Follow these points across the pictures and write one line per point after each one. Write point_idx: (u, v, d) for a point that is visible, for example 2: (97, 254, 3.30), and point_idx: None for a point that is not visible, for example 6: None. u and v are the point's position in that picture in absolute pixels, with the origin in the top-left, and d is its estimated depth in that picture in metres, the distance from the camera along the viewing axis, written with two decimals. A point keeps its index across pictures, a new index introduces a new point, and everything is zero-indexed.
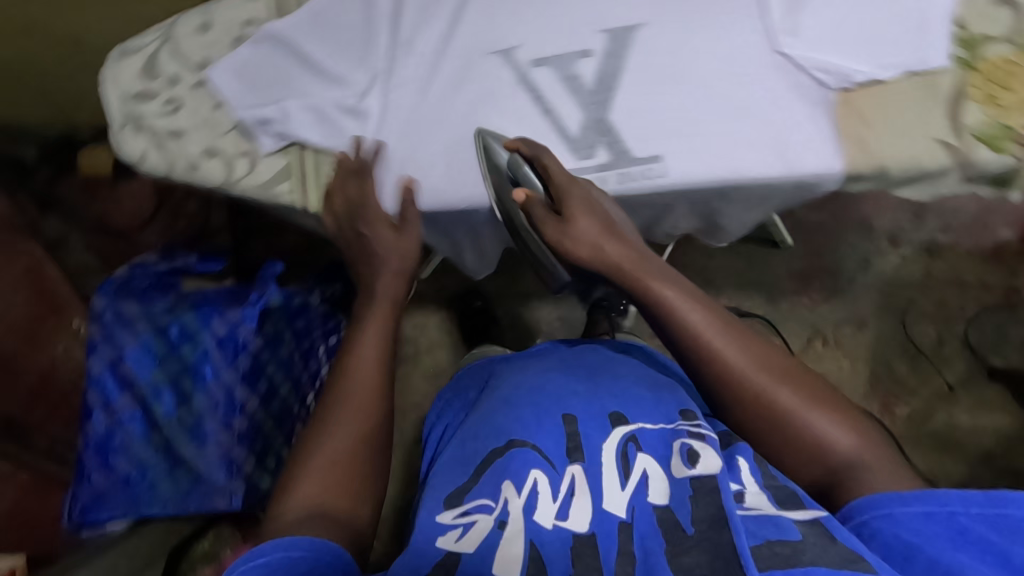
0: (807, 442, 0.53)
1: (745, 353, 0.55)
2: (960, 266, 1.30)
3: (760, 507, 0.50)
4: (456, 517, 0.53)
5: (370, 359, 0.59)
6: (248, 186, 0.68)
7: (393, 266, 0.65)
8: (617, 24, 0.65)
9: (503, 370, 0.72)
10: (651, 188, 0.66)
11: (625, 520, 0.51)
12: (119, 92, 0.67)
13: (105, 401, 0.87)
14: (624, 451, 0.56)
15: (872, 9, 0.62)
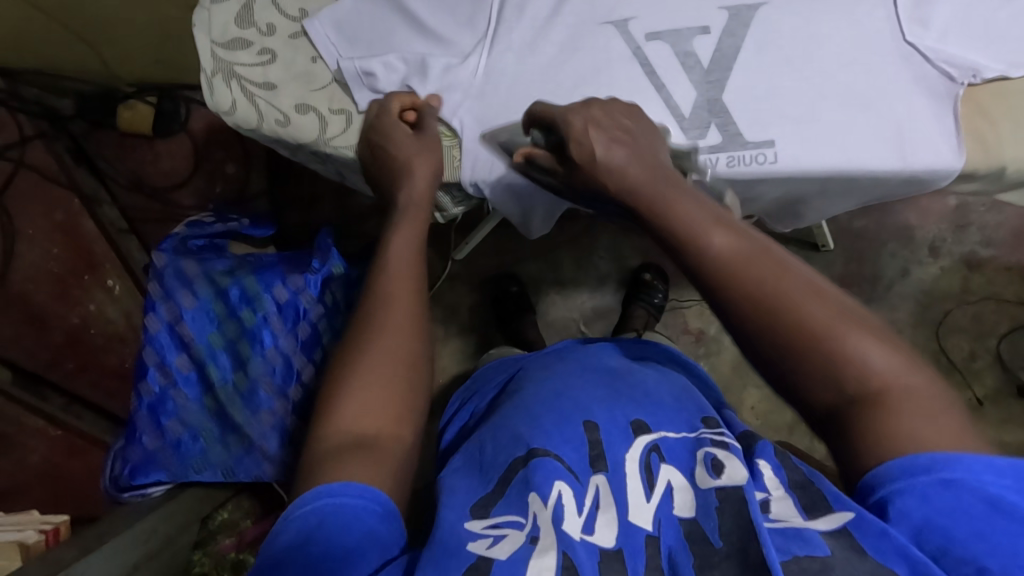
0: (826, 357, 0.40)
1: (764, 266, 0.42)
2: (998, 282, 1.31)
3: (786, 519, 0.39)
4: (486, 527, 0.43)
5: (410, 279, 0.54)
6: (341, 145, 0.65)
7: (422, 191, 0.58)
8: (739, 2, 0.63)
9: (522, 371, 0.64)
10: (762, 174, 0.63)
11: (651, 534, 0.42)
12: (210, 39, 0.64)
13: (160, 360, 0.85)
14: (647, 462, 0.47)
15: (1000, 8, 0.61)
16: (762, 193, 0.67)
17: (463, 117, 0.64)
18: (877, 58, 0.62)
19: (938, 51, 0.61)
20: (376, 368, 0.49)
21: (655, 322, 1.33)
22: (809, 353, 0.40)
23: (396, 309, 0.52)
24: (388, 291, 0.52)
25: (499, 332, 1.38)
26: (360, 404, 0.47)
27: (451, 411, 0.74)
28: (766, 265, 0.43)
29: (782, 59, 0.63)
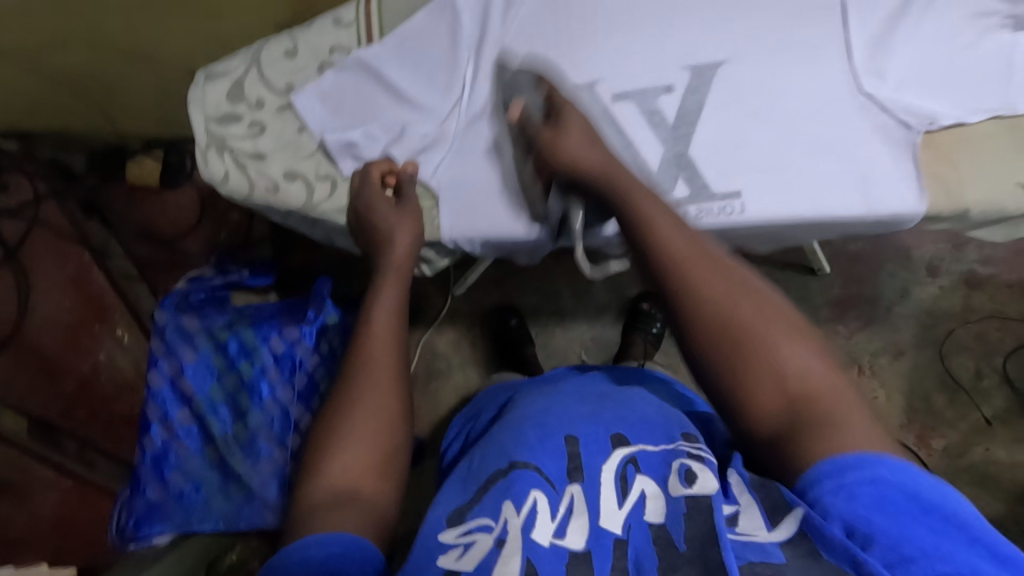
0: (764, 359, 0.43)
1: (704, 264, 0.46)
2: (999, 299, 1.30)
3: (750, 532, 0.39)
4: (457, 537, 0.45)
5: (390, 337, 0.56)
6: (327, 209, 0.68)
7: (399, 252, 0.61)
8: (704, 60, 0.65)
9: (522, 395, 0.65)
10: (728, 224, 0.65)
11: (621, 538, 0.43)
12: (205, 115, 0.69)
13: (163, 415, 0.87)
14: (623, 472, 0.47)
15: (956, 55, 0.63)
16: (737, 243, 0.69)
17: (444, 178, 0.67)
18: (841, 108, 0.64)
19: (895, 101, 0.63)
20: (358, 426, 0.50)
21: (654, 351, 1.34)
22: (747, 356, 0.43)
23: (379, 363, 0.55)
24: (369, 349, 0.55)
25: (502, 365, 1.40)
26: (352, 458, 0.49)
27: (452, 435, 0.75)
28: (713, 270, 0.46)
29: (747, 114, 0.65)
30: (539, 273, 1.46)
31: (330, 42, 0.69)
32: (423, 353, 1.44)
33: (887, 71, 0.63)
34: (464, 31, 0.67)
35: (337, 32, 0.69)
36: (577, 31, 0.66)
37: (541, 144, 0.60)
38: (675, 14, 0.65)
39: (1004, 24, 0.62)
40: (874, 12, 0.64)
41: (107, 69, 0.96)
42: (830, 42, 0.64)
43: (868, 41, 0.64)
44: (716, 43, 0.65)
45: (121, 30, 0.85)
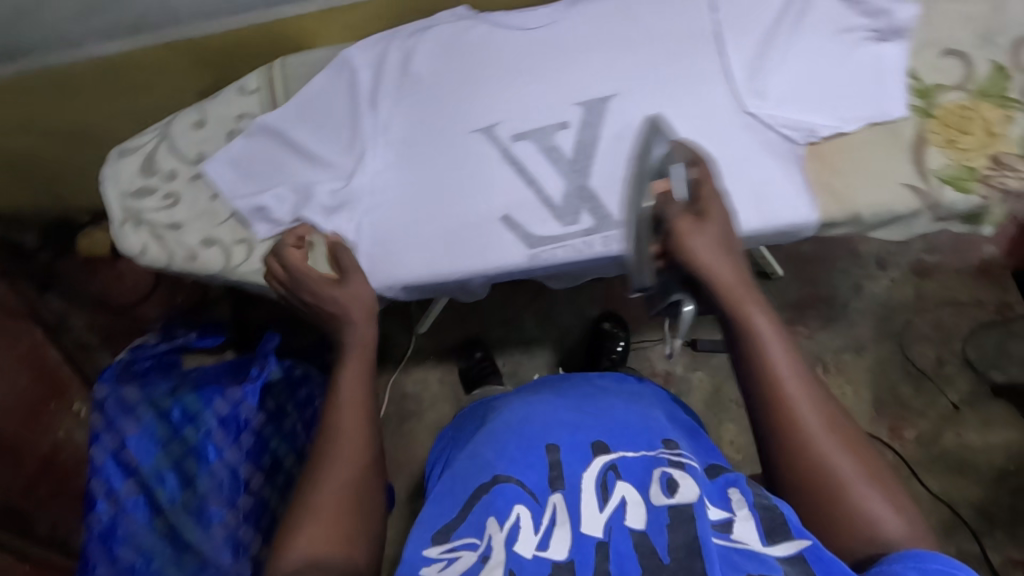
0: (847, 512, 0.46)
1: (815, 409, 0.49)
2: (951, 286, 1.33)
3: (745, 541, 0.44)
4: (442, 552, 0.50)
5: (354, 417, 0.55)
6: (246, 271, 0.70)
7: (359, 318, 0.61)
8: (593, 95, 0.68)
9: (500, 403, 0.67)
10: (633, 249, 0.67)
11: (601, 540, 0.46)
12: (120, 191, 0.71)
13: (108, 488, 0.86)
14: (604, 480, 0.51)
15: (829, 70, 0.66)
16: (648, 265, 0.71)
17: (357, 232, 0.69)
18: (729, 127, 0.66)
19: (778, 118, 0.66)
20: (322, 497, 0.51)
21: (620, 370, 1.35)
22: (826, 487, 0.47)
23: (348, 445, 0.54)
24: (338, 426, 0.54)
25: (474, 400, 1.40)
26: (313, 536, 0.49)
27: (433, 462, 0.73)
28: (811, 399, 0.50)
29: (640, 142, 0.67)
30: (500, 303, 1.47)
31: (236, 110, 0.71)
32: (394, 395, 1.44)
33: (767, 88, 0.66)
34: (362, 89, 0.69)
35: (242, 100, 0.71)
36: (470, 78, 0.68)
37: (673, 230, 0.57)
38: (563, 53, 0.68)
39: (869, 36, 0.66)
40: (747, 34, 0.66)
41: (45, 149, 0.99)
42: (710, 63, 0.67)
43: (745, 62, 0.66)
44: (604, 78, 0.68)
45: (52, 113, 0.88)
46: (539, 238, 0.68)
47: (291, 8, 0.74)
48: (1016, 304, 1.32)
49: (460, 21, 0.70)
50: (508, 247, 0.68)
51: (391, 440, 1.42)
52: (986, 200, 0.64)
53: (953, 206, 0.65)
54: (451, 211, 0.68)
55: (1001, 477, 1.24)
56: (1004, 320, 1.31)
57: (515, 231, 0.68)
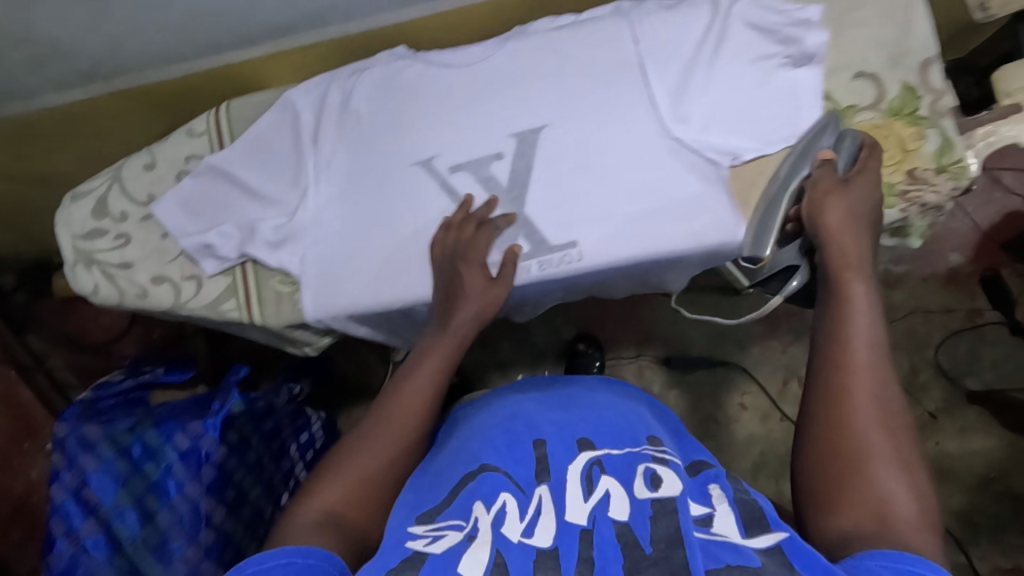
0: (857, 467, 0.48)
1: (876, 371, 0.51)
2: (919, 294, 1.37)
3: (724, 534, 0.45)
4: (428, 529, 0.48)
5: (422, 400, 0.60)
6: (196, 306, 0.72)
7: (469, 311, 0.66)
8: (525, 126, 0.70)
9: (467, 412, 0.69)
10: (570, 272, 0.70)
11: (585, 528, 0.47)
12: (72, 234, 0.73)
13: (68, 528, 0.86)
14: (588, 473, 0.54)
15: (749, 95, 0.69)
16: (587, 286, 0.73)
17: (301, 266, 0.71)
18: (655, 153, 0.69)
19: (702, 143, 0.68)
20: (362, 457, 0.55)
21: None
22: (846, 447, 0.49)
23: (404, 417, 0.59)
24: (399, 398, 0.60)
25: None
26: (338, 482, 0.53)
27: None
28: (876, 377, 0.51)
29: (571, 169, 0.70)
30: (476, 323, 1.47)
31: (185, 152, 0.74)
32: None
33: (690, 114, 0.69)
34: (305, 128, 0.72)
35: (190, 143, 0.74)
36: (407, 114, 0.71)
37: (816, 187, 0.63)
38: (495, 89, 0.71)
39: (784, 63, 0.69)
40: (668, 65, 0.70)
41: (13, 196, 1.01)
42: (635, 92, 0.70)
43: (669, 90, 0.69)
44: (535, 111, 0.70)
45: (15, 159, 0.91)
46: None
47: (237, 53, 0.77)
48: (985, 310, 1.36)
49: (398, 60, 0.73)
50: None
51: None
52: (906, 213, 0.68)
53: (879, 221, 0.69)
54: (389, 239, 0.70)
55: (984, 484, 1.29)
56: (973, 326, 1.35)
57: None
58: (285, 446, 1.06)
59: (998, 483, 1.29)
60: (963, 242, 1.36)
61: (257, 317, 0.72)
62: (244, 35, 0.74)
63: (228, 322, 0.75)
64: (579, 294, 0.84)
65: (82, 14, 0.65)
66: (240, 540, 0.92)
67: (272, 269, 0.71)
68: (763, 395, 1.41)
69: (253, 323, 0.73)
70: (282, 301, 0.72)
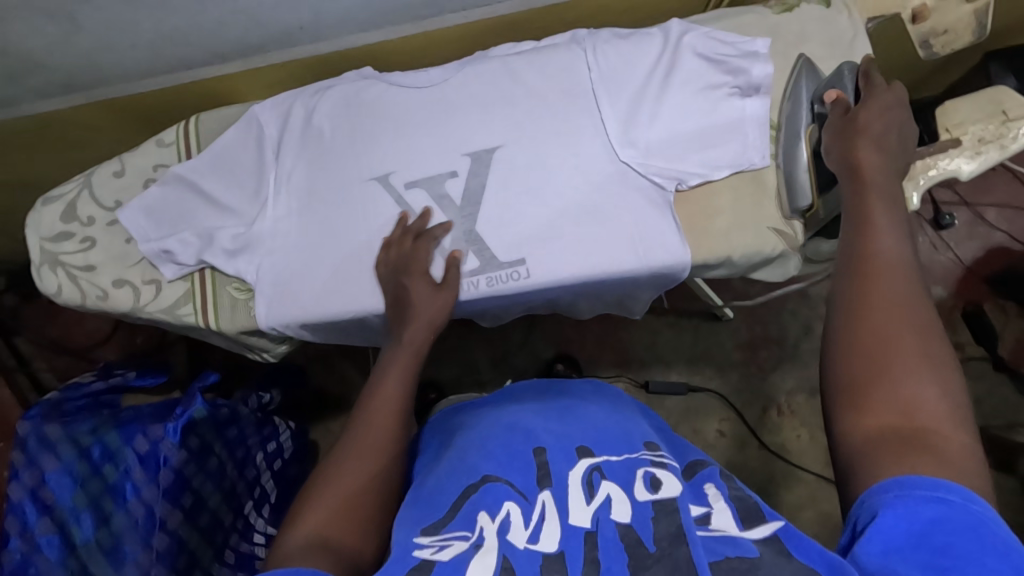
0: (885, 371, 0.44)
1: (897, 275, 0.47)
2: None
3: (723, 529, 0.45)
4: (434, 539, 0.48)
5: (396, 404, 0.60)
6: (154, 310, 0.74)
7: (425, 317, 0.67)
8: (480, 147, 0.73)
9: (464, 423, 0.70)
10: (519, 289, 0.71)
11: (590, 530, 0.48)
12: (39, 236, 0.75)
13: (22, 527, 0.86)
14: (588, 479, 0.53)
15: (697, 123, 0.71)
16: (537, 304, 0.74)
17: (256, 275, 0.73)
18: (603, 175, 0.71)
19: (648, 168, 0.70)
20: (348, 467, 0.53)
21: None
22: (872, 353, 0.45)
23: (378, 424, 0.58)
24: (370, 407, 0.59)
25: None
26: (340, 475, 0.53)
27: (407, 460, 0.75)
28: (896, 277, 0.48)
29: (521, 188, 0.72)
30: (458, 339, 1.47)
31: (153, 161, 0.77)
32: None
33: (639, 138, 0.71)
34: (268, 141, 0.75)
35: (158, 153, 0.77)
36: (366, 131, 0.74)
37: (836, 123, 0.63)
38: (451, 112, 0.73)
39: (732, 92, 0.71)
40: (619, 92, 0.72)
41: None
42: (586, 116, 0.72)
43: (621, 114, 0.71)
44: (490, 132, 0.73)
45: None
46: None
47: (213, 68, 0.80)
48: (967, 345, 1.36)
49: (361, 80, 0.76)
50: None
51: None
52: None
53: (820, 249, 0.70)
54: (341, 250, 0.72)
55: None
56: (956, 360, 1.36)
57: None
58: (249, 455, 1.07)
59: None
60: (944, 276, 1.38)
61: (212, 321, 0.74)
62: (216, 52, 0.77)
63: (186, 326, 0.76)
64: (536, 313, 0.86)
65: (53, 28, 0.66)
66: (193, 548, 0.92)
67: (229, 275, 0.73)
68: (740, 423, 1.40)
69: (209, 328, 0.75)
70: (237, 308, 0.74)
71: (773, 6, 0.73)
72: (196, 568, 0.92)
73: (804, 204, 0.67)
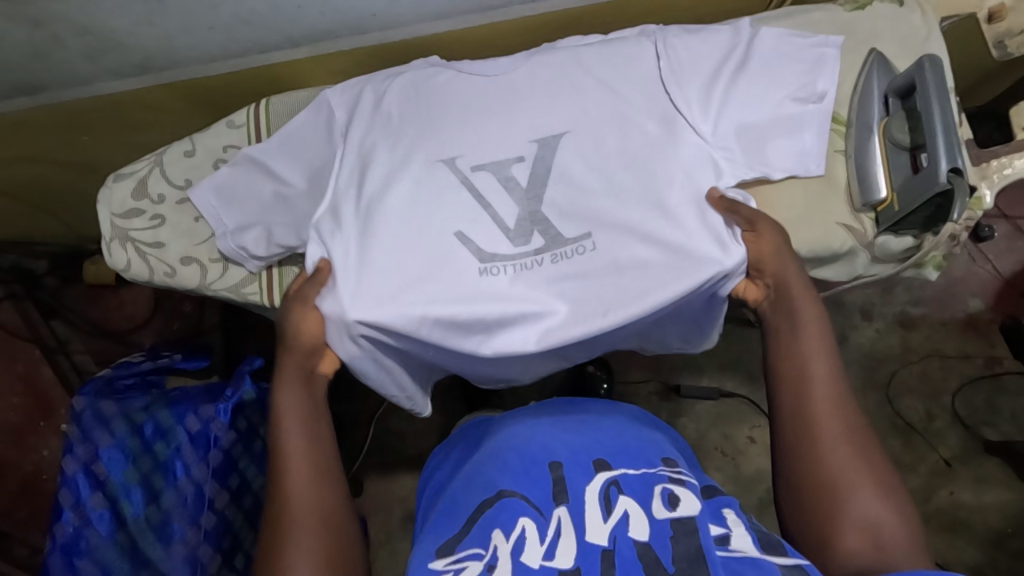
0: (810, 448, 0.59)
1: (808, 358, 0.63)
2: (936, 338, 1.37)
3: (743, 549, 0.51)
4: (447, 564, 0.52)
5: (309, 456, 0.64)
6: (220, 287, 0.77)
7: (297, 357, 0.70)
8: (546, 133, 0.72)
9: (498, 422, 0.72)
10: (583, 268, 0.70)
11: (606, 548, 0.52)
12: (110, 212, 0.76)
13: (75, 502, 0.87)
14: (606, 493, 0.57)
15: (762, 117, 0.70)
16: (610, 293, 0.69)
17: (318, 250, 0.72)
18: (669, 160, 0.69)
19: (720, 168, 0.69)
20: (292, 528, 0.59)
21: None
22: (806, 447, 0.59)
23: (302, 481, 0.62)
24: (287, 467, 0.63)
25: (466, 406, 1.41)
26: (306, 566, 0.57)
27: (432, 466, 0.79)
28: (817, 365, 0.63)
29: (590, 177, 0.71)
30: None
31: (224, 142, 0.79)
32: (377, 430, 1.43)
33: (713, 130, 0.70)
34: (337, 123, 0.75)
35: (229, 134, 0.79)
36: (434, 117, 0.73)
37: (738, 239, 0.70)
38: (517, 100, 0.73)
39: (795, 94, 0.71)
40: (690, 82, 0.71)
41: (52, 181, 1.06)
42: (656, 102, 0.71)
43: (691, 101, 0.70)
44: (555, 118, 0.72)
45: (63, 143, 0.96)
46: (491, 255, 0.70)
47: (282, 53, 0.81)
48: (1005, 358, 1.35)
49: (430, 68, 0.77)
50: (459, 262, 0.70)
51: (375, 478, 1.42)
52: (919, 239, 0.69)
53: (888, 247, 0.70)
54: (398, 220, 0.70)
55: (1000, 539, 1.26)
56: (992, 374, 1.34)
57: (469, 246, 0.70)
58: None
59: (1015, 539, 1.25)
60: (981, 287, 1.37)
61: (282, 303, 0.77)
62: (287, 37, 0.78)
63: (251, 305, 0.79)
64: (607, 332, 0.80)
65: (140, 7, 0.68)
66: (238, 530, 0.92)
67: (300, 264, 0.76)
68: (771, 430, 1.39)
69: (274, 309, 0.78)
70: None
71: (845, 4, 0.74)
72: (239, 552, 0.92)
73: (877, 196, 0.67)
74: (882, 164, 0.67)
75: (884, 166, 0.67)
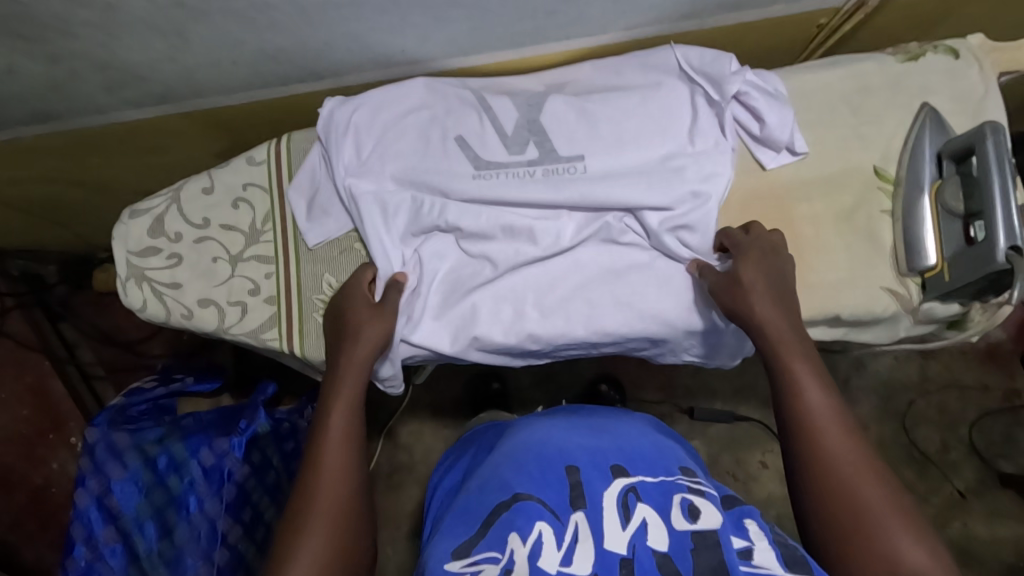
0: (830, 468, 0.55)
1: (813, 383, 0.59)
2: (955, 368, 1.33)
3: (768, 567, 0.47)
4: (464, 566, 0.49)
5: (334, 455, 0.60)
6: (238, 332, 0.74)
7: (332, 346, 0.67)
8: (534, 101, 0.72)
9: (512, 426, 0.67)
10: (574, 183, 0.68)
11: (626, 557, 0.49)
12: (127, 250, 0.74)
13: (87, 535, 0.86)
14: (624, 500, 0.54)
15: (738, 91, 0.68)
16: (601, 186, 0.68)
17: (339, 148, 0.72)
18: (659, 83, 0.70)
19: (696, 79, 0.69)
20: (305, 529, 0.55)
21: None
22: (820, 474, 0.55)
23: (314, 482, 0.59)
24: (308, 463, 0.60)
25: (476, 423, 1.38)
26: None
27: (440, 473, 0.74)
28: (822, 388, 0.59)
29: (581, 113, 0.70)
30: None
31: (243, 179, 0.76)
32: (385, 444, 1.41)
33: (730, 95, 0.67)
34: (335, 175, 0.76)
35: (248, 170, 0.76)
36: None
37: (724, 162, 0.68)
38: None
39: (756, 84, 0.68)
40: None
41: (63, 198, 1.03)
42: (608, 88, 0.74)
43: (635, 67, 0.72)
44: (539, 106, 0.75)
45: (78, 165, 0.93)
46: (486, 163, 0.70)
47: (306, 85, 0.78)
48: None
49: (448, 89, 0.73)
50: (456, 166, 0.70)
51: (382, 492, 1.39)
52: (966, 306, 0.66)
53: (935, 312, 0.66)
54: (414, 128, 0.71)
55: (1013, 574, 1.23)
56: (1010, 407, 1.31)
57: (466, 151, 0.70)
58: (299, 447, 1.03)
59: None
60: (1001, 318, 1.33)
61: (287, 188, 0.74)
62: (312, 71, 0.75)
63: (269, 349, 0.76)
64: (608, 222, 0.69)
65: (163, 44, 0.65)
66: (251, 562, 0.91)
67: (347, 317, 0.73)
68: None
69: (292, 354, 0.74)
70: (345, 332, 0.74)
71: (896, 55, 0.71)
72: None
73: (927, 263, 0.64)
74: (936, 234, 0.64)
75: (937, 237, 0.64)
